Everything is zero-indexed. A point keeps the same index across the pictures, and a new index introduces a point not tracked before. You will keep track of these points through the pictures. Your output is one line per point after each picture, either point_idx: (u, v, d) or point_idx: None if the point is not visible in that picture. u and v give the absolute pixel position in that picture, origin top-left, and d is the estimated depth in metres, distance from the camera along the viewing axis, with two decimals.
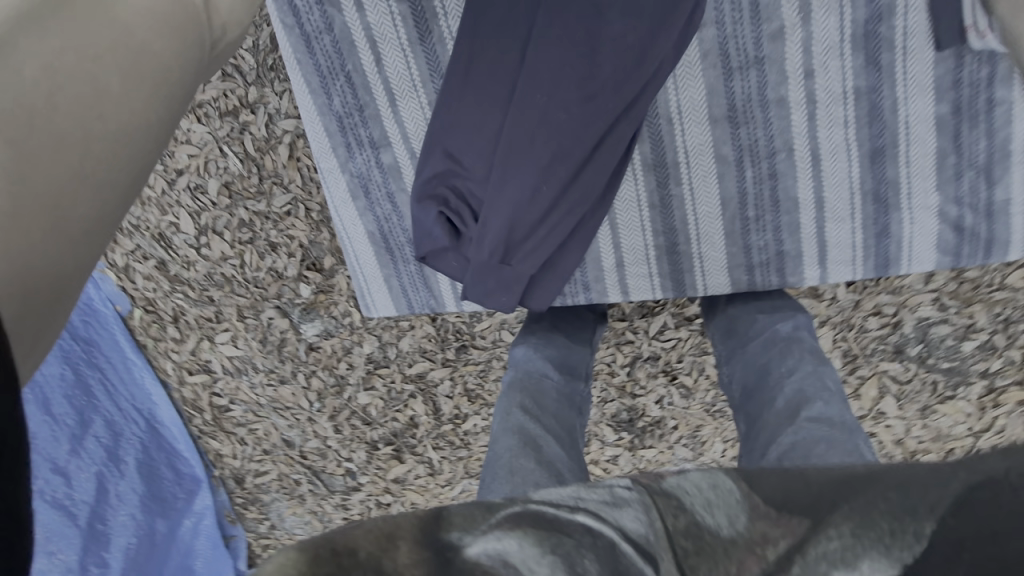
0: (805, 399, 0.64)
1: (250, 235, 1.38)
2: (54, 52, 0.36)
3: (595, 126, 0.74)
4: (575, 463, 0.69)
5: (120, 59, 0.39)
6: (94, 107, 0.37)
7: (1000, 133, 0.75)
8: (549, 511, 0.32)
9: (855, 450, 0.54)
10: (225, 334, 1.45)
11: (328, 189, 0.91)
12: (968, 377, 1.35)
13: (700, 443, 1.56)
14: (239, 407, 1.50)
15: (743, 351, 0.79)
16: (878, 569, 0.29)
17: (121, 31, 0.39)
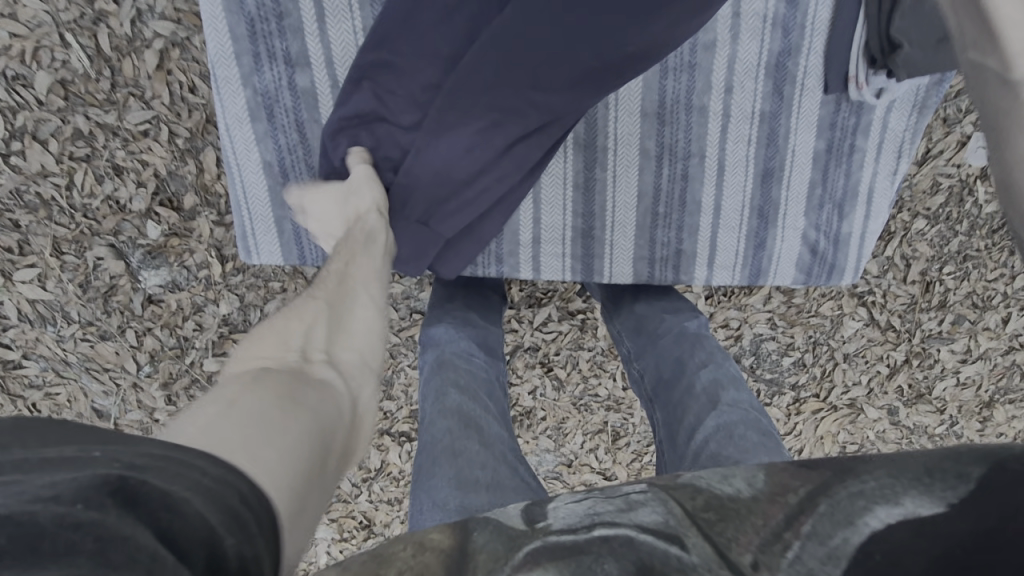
0: (720, 386, 0.75)
1: (86, 150, 1.17)
2: (249, 413, 0.47)
3: (541, 108, 0.81)
4: (510, 440, 0.75)
5: (291, 409, 0.50)
6: (287, 408, 0.50)
7: (855, 175, 0.91)
8: (568, 536, 0.44)
9: (765, 428, 0.67)
10: (30, 271, 1.23)
11: (222, 101, 0.87)
12: (782, 388, 1.58)
13: (563, 435, 1.62)
14: (35, 364, 1.29)
15: (653, 347, 0.89)
16: (919, 502, 0.41)
17: (294, 397, 0.52)
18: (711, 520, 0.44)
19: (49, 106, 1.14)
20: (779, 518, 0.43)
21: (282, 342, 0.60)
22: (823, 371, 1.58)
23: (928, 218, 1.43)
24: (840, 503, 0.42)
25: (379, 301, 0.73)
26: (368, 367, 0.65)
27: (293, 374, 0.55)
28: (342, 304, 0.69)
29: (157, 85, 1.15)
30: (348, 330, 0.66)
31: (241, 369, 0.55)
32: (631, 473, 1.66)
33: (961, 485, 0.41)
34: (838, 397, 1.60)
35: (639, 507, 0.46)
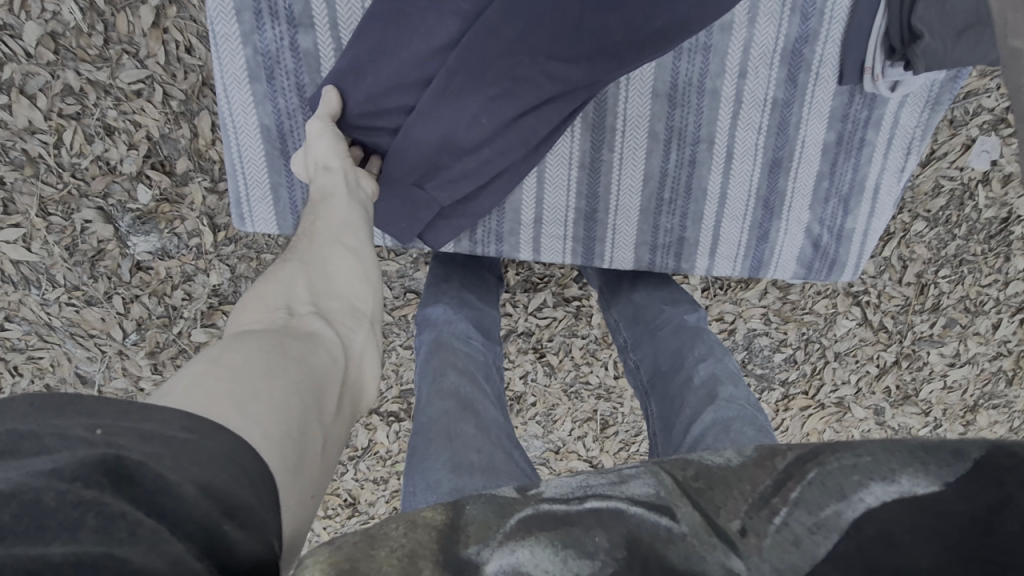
0: (718, 380, 0.74)
1: (76, 107, 1.13)
2: (234, 374, 0.49)
3: (553, 81, 0.79)
4: (506, 424, 0.74)
5: (280, 369, 0.52)
6: (271, 375, 0.51)
7: (862, 170, 0.91)
8: (559, 506, 0.43)
9: (761, 423, 0.66)
10: (14, 232, 1.19)
11: (221, 59, 0.84)
12: (772, 384, 1.59)
13: (552, 421, 1.61)
14: (18, 327, 1.26)
15: (652, 337, 0.88)
16: (911, 478, 0.40)
17: (281, 358, 0.54)
18: (701, 489, 0.44)
19: (38, 60, 1.09)
20: (767, 484, 0.43)
21: (267, 304, 0.62)
22: (814, 369, 1.58)
23: (927, 220, 1.43)
24: (831, 474, 0.41)
25: (358, 246, 0.72)
26: (359, 313, 0.67)
27: (282, 333, 0.58)
28: (318, 256, 0.70)
29: (152, 44, 1.11)
30: (330, 282, 0.68)
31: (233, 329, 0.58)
32: (618, 462, 1.66)
33: (957, 464, 0.40)
34: (827, 395, 1.61)
35: (630, 479, 0.45)
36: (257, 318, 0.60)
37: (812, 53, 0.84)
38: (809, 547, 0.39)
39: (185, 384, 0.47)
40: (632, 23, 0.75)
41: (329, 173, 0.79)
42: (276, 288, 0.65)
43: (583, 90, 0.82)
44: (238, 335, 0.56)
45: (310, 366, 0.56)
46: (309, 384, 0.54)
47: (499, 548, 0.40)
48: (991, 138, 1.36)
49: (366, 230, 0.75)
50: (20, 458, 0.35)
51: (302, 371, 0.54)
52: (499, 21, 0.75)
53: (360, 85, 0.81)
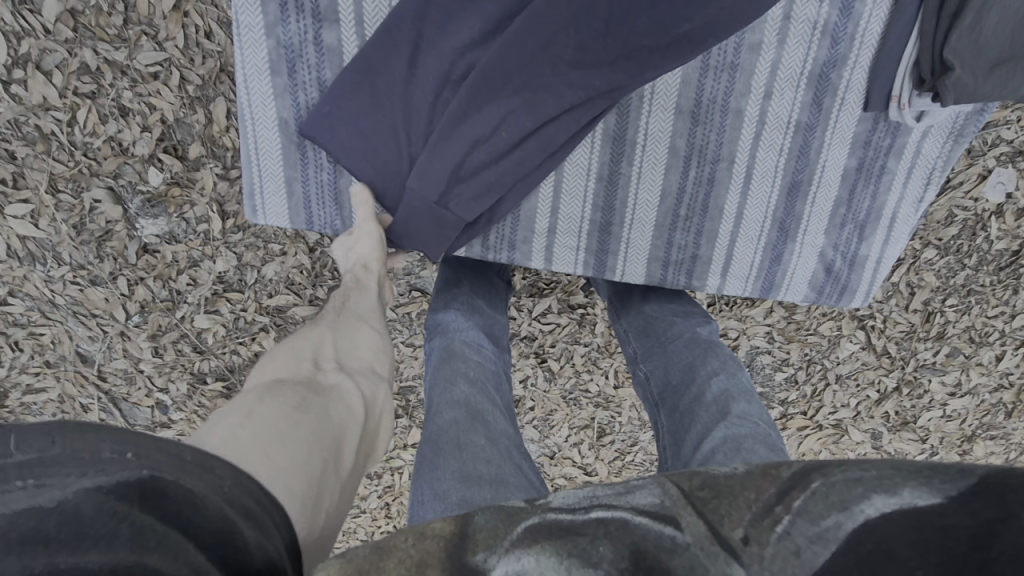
0: (731, 397, 0.73)
1: (92, 87, 1.12)
2: (263, 426, 0.50)
3: (575, 91, 0.79)
4: (515, 436, 0.74)
5: (303, 421, 0.53)
6: (294, 431, 0.51)
7: (880, 198, 0.91)
8: (565, 515, 0.43)
9: (774, 443, 0.66)
10: (22, 207, 1.18)
11: (243, 51, 0.84)
12: (771, 403, 1.59)
13: (549, 426, 1.62)
14: (21, 302, 1.25)
15: (663, 350, 0.87)
16: (915, 492, 0.40)
17: (308, 411, 0.55)
18: (706, 498, 0.43)
19: (55, 37, 1.08)
20: (770, 492, 0.43)
21: (295, 355, 0.64)
22: (814, 390, 1.58)
23: (938, 248, 1.42)
24: (835, 486, 0.41)
25: (376, 326, 0.76)
26: (376, 373, 0.69)
27: (308, 386, 0.59)
28: (343, 325, 0.73)
29: (172, 27, 1.10)
30: (353, 349, 0.70)
31: (261, 378, 0.59)
32: (612, 471, 1.67)
33: (962, 479, 0.40)
34: (825, 416, 1.61)
35: (636, 489, 0.45)
36: (283, 368, 0.61)
37: (839, 78, 0.84)
38: (809, 558, 0.39)
39: (216, 432, 0.48)
40: (656, 29, 0.75)
41: (366, 272, 0.85)
42: (300, 345, 0.66)
43: (604, 100, 0.81)
44: (268, 386, 0.57)
45: (335, 424, 0.56)
46: (329, 437, 0.54)
47: (505, 554, 0.40)
48: (1008, 169, 1.36)
49: (380, 317, 0.79)
50: (60, 474, 0.36)
51: (325, 427, 0.55)
52: (525, 31, 0.76)
53: (379, 89, 0.82)
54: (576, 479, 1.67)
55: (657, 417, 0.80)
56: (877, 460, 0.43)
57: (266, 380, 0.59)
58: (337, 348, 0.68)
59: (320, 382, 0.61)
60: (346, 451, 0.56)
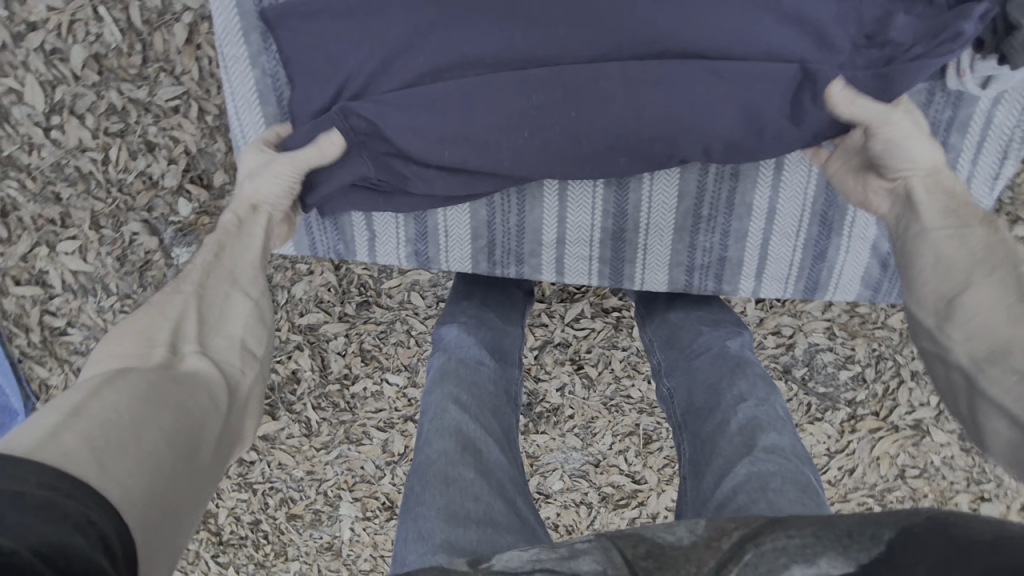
0: (758, 426, 0.70)
1: (120, 125, 1.17)
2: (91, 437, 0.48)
3: (544, 143, 0.76)
4: (507, 466, 0.78)
5: (147, 418, 0.52)
6: (129, 438, 0.50)
7: None
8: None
9: (807, 483, 0.64)
10: (71, 243, 1.26)
11: (231, 84, 0.84)
12: (837, 404, 1.44)
13: (592, 434, 1.55)
14: (78, 332, 1.32)
15: (686, 365, 0.83)
16: (830, 561, 0.46)
17: (153, 411, 0.53)
18: (649, 567, 0.49)
19: (84, 81, 1.13)
20: (710, 565, 0.49)
21: (149, 337, 0.60)
22: (886, 388, 1.43)
23: None
24: (763, 557, 0.48)
25: (253, 294, 0.69)
26: (248, 352, 0.65)
27: (160, 376, 0.56)
28: (216, 293, 0.67)
29: (187, 61, 1.13)
30: (220, 331, 0.64)
31: (105, 366, 0.56)
32: (663, 479, 1.56)
33: (873, 547, 0.45)
34: (901, 417, 1.44)
35: (587, 554, 0.51)
36: (132, 352, 0.58)
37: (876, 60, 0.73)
38: None
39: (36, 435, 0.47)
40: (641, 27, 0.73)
41: (252, 212, 0.76)
42: (156, 322, 0.61)
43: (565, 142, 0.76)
44: (111, 377, 0.54)
45: (189, 424, 0.55)
46: (176, 435, 0.53)
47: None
48: None
49: (260, 277, 0.71)
50: None
51: (173, 422, 0.53)
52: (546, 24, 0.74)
53: (339, 49, 0.76)
54: (625, 487, 1.57)
55: (677, 439, 0.78)
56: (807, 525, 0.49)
57: (111, 369, 0.56)
58: (208, 324, 0.64)
59: (178, 370, 0.58)
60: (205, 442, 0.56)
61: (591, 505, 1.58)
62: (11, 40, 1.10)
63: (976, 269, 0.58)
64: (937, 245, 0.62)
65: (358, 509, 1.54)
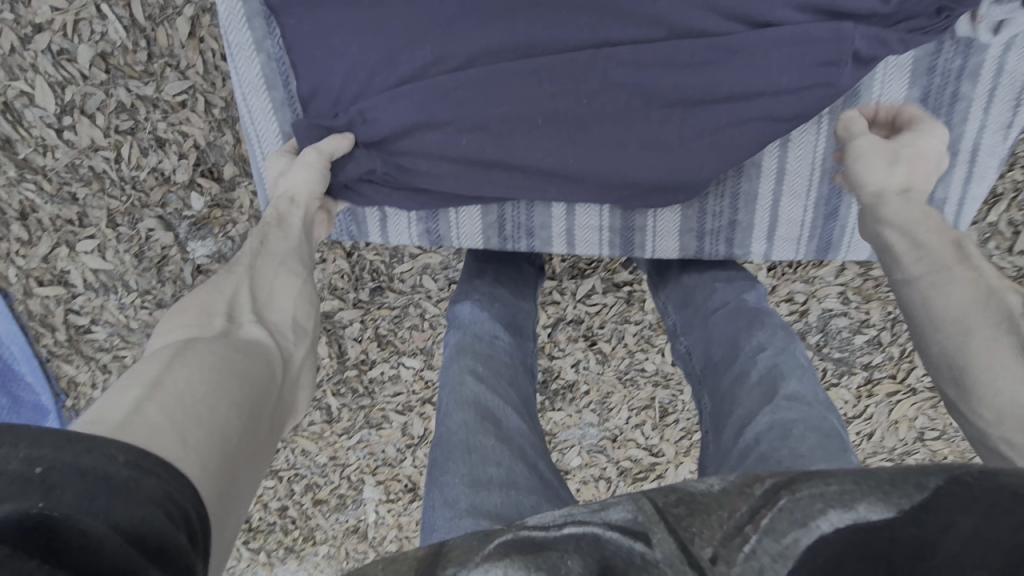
0: (778, 376, 0.74)
1: (130, 122, 1.18)
2: (171, 408, 0.48)
3: (557, 117, 0.76)
4: (528, 434, 0.79)
5: (218, 384, 0.52)
6: (205, 406, 0.50)
7: (955, 130, 0.84)
8: (538, 532, 0.49)
9: (830, 425, 0.68)
10: (90, 242, 1.28)
11: (236, 67, 0.85)
12: (853, 368, 1.44)
13: (608, 409, 1.56)
14: (103, 329, 1.36)
15: (704, 322, 0.89)
16: (873, 506, 0.44)
17: (224, 378, 0.53)
18: (679, 515, 0.48)
19: (92, 80, 1.15)
20: (742, 511, 0.47)
21: (206, 309, 0.60)
22: (902, 351, 1.42)
23: None
24: (800, 502, 0.46)
25: (300, 273, 0.69)
26: (300, 327, 0.65)
27: (225, 345, 0.56)
28: (264, 271, 0.67)
29: (191, 55, 1.14)
30: (273, 299, 0.65)
31: (169, 338, 0.55)
32: (680, 452, 1.58)
33: (916, 494, 0.44)
34: (919, 379, 1.44)
35: (609, 507, 0.51)
36: (193, 325, 0.57)
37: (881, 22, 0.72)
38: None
39: (115, 412, 0.46)
40: None
41: (291, 207, 0.74)
42: (213, 298, 0.61)
43: (573, 131, 0.77)
44: (179, 348, 0.54)
45: (256, 392, 0.55)
46: (247, 402, 0.53)
47: (474, 568, 0.46)
48: None
49: (306, 261, 0.71)
50: None
51: (243, 388, 0.54)
52: None
53: (341, 39, 0.76)
54: (643, 461, 1.58)
55: (699, 394, 0.84)
56: (847, 471, 0.48)
57: (177, 338, 0.56)
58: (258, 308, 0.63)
59: (239, 339, 0.58)
60: (269, 409, 0.56)
61: (610, 479, 1.60)
62: (19, 43, 1.12)
63: (975, 319, 0.56)
64: (929, 299, 0.60)
65: (382, 492, 1.58)
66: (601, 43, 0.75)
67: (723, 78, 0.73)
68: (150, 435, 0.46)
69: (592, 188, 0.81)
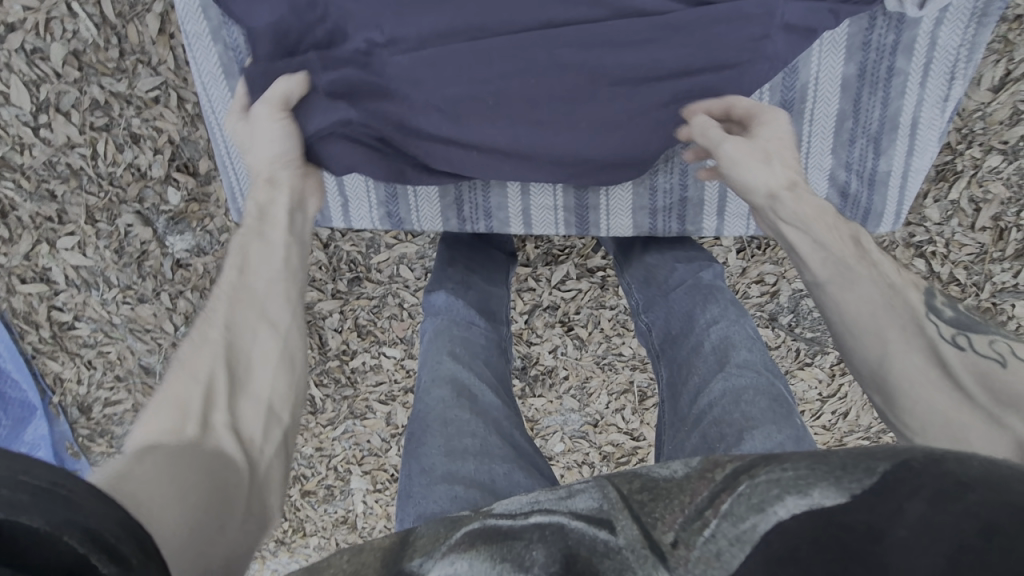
0: (730, 346, 0.77)
1: (104, 119, 1.21)
2: (151, 489, 0.51)
3: (508, 98, 0.79)
4: (502, 407, 0.82)
5: (195, 468, 0.55)
6: (182, 488, 0.52)
7: (893, 105, 0.94)
8: (504, 521, 0.51)
9: (779, 392, 0.71)
10: (70, 239, 1.31)
11: (193, 53, 0.87)
12: (825, 347, 1.47)
13: (588, 394, 1.59)
14: (86, 325, 1.38)
15: (664, 299, 0.90)
16: (825, 491, 0.45)
17: (201, 461, 0.55)
18: (644, 502, 0.50)
19: (65, 78, 1.17)
20: (702, 496, 0.49)
21: (193, 374, 0.61)
22: None
23: (1005, 153, 1.22)
24: (757, 488, 0.47)
25: (283, 324, 0.69)
26: (286, 387, 0.66)
27: (207, 422, 0.58)
28: (249, 323, 0.67)
29: (162, 51, 1.16)
30: (258, 357, 0.66)
31: (158, 413, 0.58)
32: None
33: (867, 478, 0.45)
34: None
35: (576, 494, 0.53)
36: (180, 393, 0.60)
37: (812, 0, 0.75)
38: (727, 559, 0.44)
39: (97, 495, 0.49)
40: None
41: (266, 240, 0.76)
42: (199, 359, 0.63)
43: (524, 110, 0.80)
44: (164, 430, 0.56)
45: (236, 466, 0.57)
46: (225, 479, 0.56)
47: (440, 557, 0.48)
48: None
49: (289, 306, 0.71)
50: None
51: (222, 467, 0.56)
52: None
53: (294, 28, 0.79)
54: (624, 445, 1.62)
55: (658, 368, 0.85)
56: (800, 454, 0.49)
57: (164, 411, 0.58)
58: (232, 357, 0.64)
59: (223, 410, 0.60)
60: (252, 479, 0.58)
61: (593, 463, 1.63)
62: None
63: (890, 329, 0.65)
64: (840, 300, 0.68)
65: (368, 481, 1.60)
66: (546, 25, 0.77)
67: (662, 54, 0.77)
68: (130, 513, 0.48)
69: (546, 165, 0.85)
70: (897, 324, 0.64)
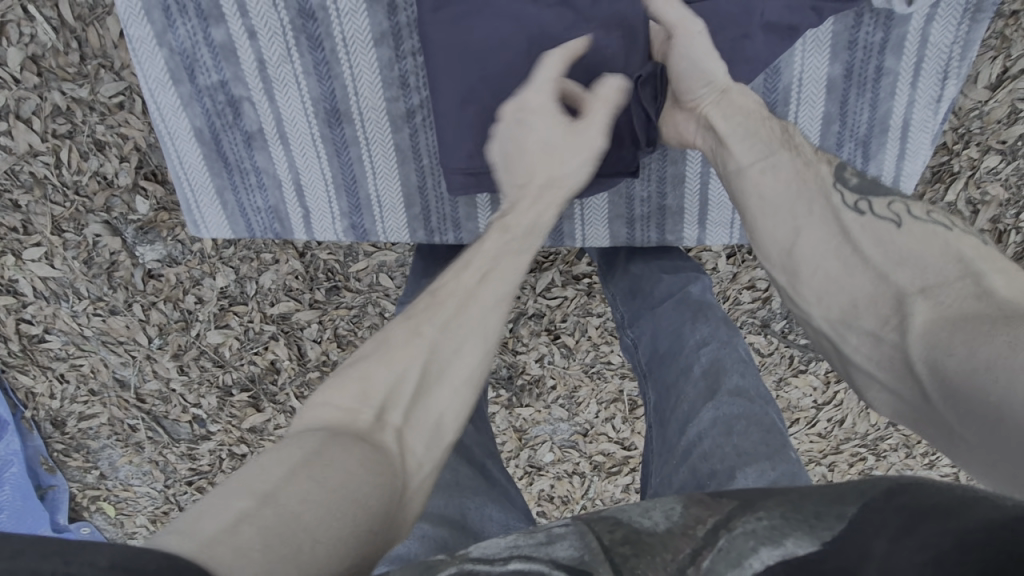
0: (721, 369, 0.73)
1: (67, 126, 1.16)
2: (282, 518, 0.43)
3: None
4: (475, 433, 0.79)
5: (340, 500, 0.46)
6: (317, 525, 0.44)
7: (881, 106, 0.90)
8: (483, 565, 0.44)
9: (770, 421, 0.69)
10: (37, 251, 1.26)
11: (140, 61, 0.90)
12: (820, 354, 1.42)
13: (577, 404, 1.54)
14: (57, 338, 1.34)
15: (650, 312, 0.86)
16: (800, 542, 0.41)
17: (345, 491, 0.47)
18: (626, 554, 0.44)
19: (25, 84, 1.13)
20: (686, 553, 0.43)
21: (366, 385, 0.56)
22: None
23: (1002, 153, 1.18)
24: (735, 541, 0.43)
25: (470, 363, 0.62)
26: (446, 427, 0.59)
27: (359, 438, 0.52)
28: (447, 346, 0.61)
29: (124, 55, 1.11)
30: (437, 385, 0.60)
31: (321, 414, 0.54)
32: None
33: (838, 525, 0.41)
34: None
35: (557, 541, 0.46)
36: (343, 400, 0.55)
37: None
38: None
39: (219, 520, 0.42)
40: None
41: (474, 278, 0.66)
42: (379, 370, 0.58)
43: None
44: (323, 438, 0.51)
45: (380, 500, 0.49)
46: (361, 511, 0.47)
47: None
48: None
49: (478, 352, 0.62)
50: None
51: (360, 502, 0.47)
52: None
53: None
54: (615, 455, 1.59)
55: (644, 388, 0.81)
56: (760, 491, 0.47)
57: (328, 420, 0.54)
58: (470, 375, 0.62)
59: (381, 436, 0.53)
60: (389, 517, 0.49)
61: (583, 474, 1.60)
62: None
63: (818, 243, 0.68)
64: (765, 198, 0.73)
65: None
66: None
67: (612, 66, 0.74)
68: (242, 559, 0.40)
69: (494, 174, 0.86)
70: (815, 235, 0.69)
